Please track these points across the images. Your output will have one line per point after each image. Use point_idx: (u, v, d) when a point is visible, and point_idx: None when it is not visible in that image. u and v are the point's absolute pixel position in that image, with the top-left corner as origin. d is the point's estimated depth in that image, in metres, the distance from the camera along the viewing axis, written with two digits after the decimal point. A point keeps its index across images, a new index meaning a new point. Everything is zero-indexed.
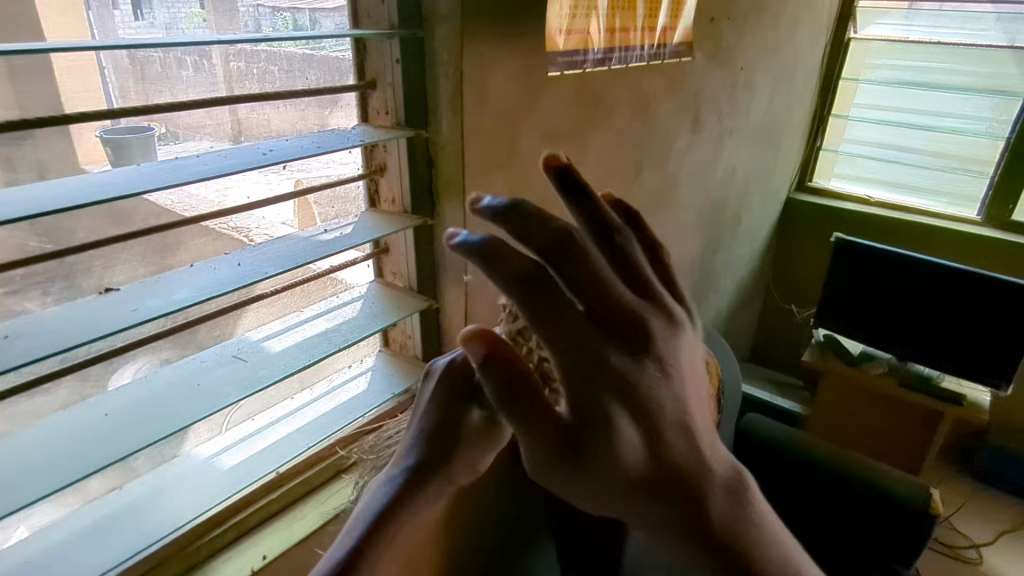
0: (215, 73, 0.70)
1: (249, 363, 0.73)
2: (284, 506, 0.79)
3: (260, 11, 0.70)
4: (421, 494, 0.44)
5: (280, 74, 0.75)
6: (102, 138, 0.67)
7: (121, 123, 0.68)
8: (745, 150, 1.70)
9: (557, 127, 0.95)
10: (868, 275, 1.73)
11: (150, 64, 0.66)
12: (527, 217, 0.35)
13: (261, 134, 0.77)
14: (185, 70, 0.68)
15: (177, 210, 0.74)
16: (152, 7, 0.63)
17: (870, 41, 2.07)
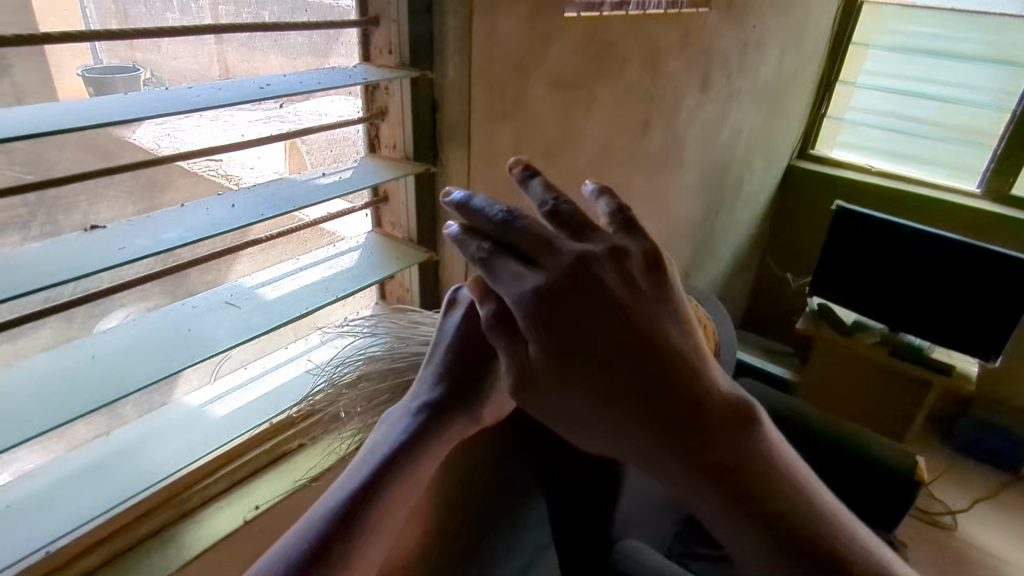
0: (202, 12, 0.65)
1: (243, 310, 0.71)
2: (278, 456, 0.77)
3: None
4: (438, 430, 0.48)
5: (272, 16, 0.70)
6: (84, 77, 0.62)
7: (105, 62, 0.63)
8: (751, 113, 1.66)
9: (566, 76, 0.91)
10: (867, 245, 1.70)
11: (133, 2, 0.61)
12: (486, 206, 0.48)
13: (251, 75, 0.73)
14: (170, 11, 0.63)
15: (162, 153, 0.70)
16: None
17: (882, 5, 2.01)
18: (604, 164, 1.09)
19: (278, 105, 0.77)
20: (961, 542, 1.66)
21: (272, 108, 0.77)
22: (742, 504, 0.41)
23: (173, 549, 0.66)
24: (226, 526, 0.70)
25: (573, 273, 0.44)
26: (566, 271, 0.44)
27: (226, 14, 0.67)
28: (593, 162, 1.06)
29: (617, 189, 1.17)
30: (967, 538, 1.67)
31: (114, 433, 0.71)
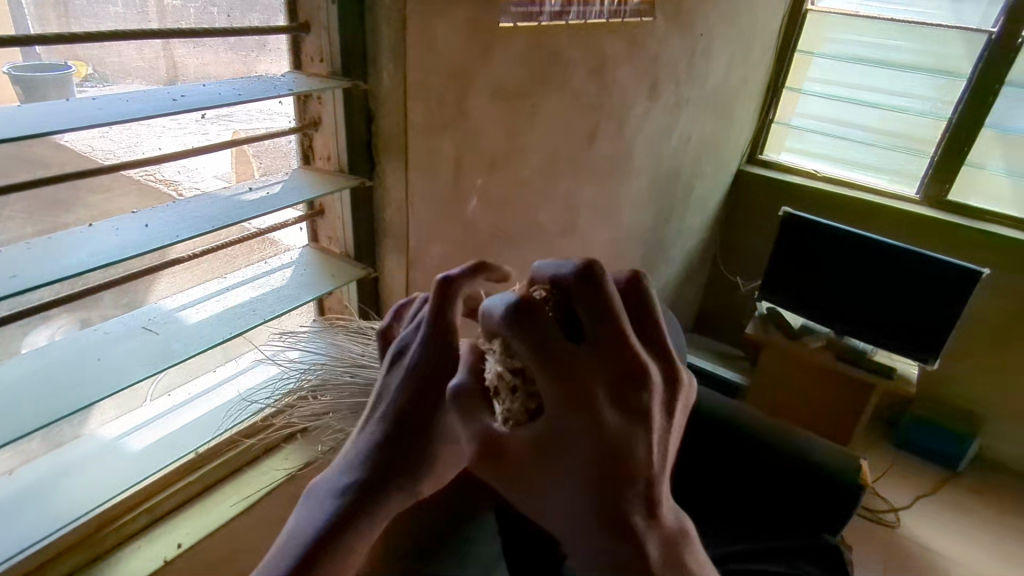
0: (148, 10, 0.61)
1: (161, 335, 0.66)
2: (204, 488, 0.73)
3: None
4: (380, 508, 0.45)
5: (221, 16, 0.66)
6: (10, 75, 0.56)
7: (38, 58, 0.57)
8: (700, 120, 1.67)
9: (509, 84, 0.88)
10: (813, 250, 1.73)
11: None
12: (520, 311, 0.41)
13: (199, 76, 0.69)
14: (113, 5, 0.58)
15: (96, 158, 0.64)
16: None
17: (825, 14, 2.05)
18: (550, 173, 1.07)
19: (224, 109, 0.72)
20: (903, 539, 1.71)
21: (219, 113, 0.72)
22: None
23: None
24: (143, 568, 0.64)
25: (622, 373, 0.41)
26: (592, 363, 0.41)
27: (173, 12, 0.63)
28: (538, 172, 1.04)
29: (564, 198, 1.15)
30: (908, 535, 1.72)
31: (20, 470, 0.65)
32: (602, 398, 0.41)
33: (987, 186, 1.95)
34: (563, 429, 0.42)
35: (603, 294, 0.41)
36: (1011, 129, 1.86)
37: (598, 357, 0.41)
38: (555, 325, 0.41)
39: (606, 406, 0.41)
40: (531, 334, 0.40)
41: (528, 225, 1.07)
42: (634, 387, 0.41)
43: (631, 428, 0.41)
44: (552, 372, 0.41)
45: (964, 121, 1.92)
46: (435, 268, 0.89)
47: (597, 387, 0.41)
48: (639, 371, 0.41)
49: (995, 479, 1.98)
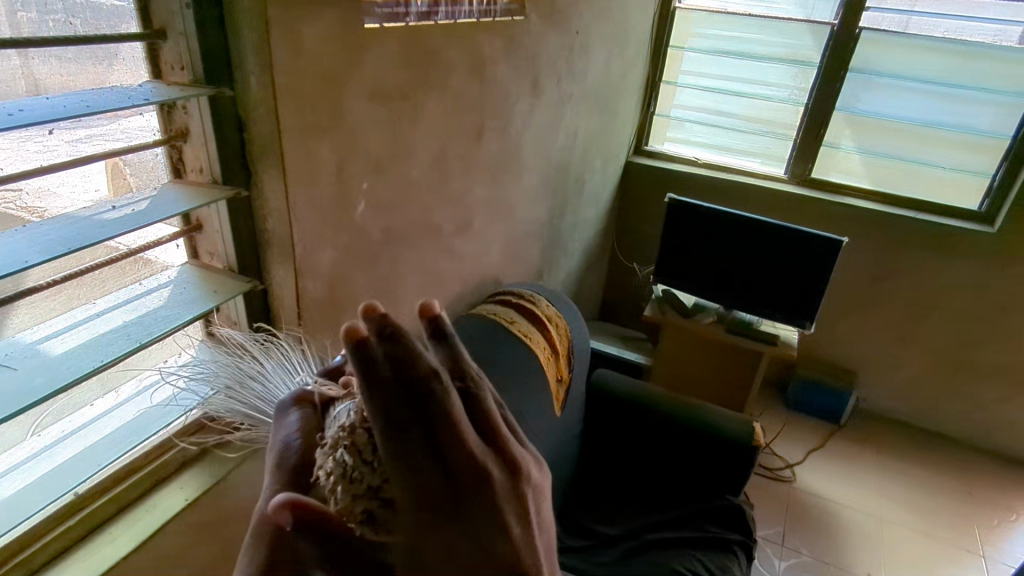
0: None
1: (21, 371, 0.61)
2: (88, 531, 0.67)
3: None
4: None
5: (84, 26, 0.63)
6: None
7: None
8: (584, 115, 1.73)
9: (386, 86, 0.88)
10: (698, 232, 1.84)
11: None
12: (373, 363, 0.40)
13: (59, 88, 0.63)
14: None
15: None
16: None
17: (691, 11, 2.18)
18: (439, 173, 1.08)
19: (86, 125, 0.67)
20: (799, 492, 1.85)
21: (82, 130, 0.66)
22: None
23: None
24: None
25: (458, 468, 0.41)
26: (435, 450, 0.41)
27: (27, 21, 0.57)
28: (427, 173, 1.04)
29: (455, 197, 1.16)
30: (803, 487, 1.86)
31: None
32: (446, 489, 0.41)
33: (843, 162, 2.15)
34: (425, 549, 0.40)
35: (431, 396, 0.41)
36: (857, 111, 2.07)
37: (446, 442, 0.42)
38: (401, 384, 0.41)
39: (452, 509, 0.41)
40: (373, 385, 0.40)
41: (421, 225, 1.07)
42: (472, 487, 0.42)
43: (477, 512, 0.42)
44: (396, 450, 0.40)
45: (818, 106, 2.10)
46: (327, 274, 0.88)
47: (442, 498, 0.41)
48: (475, 465, 0.42)
49: (871, 426, 2.19)
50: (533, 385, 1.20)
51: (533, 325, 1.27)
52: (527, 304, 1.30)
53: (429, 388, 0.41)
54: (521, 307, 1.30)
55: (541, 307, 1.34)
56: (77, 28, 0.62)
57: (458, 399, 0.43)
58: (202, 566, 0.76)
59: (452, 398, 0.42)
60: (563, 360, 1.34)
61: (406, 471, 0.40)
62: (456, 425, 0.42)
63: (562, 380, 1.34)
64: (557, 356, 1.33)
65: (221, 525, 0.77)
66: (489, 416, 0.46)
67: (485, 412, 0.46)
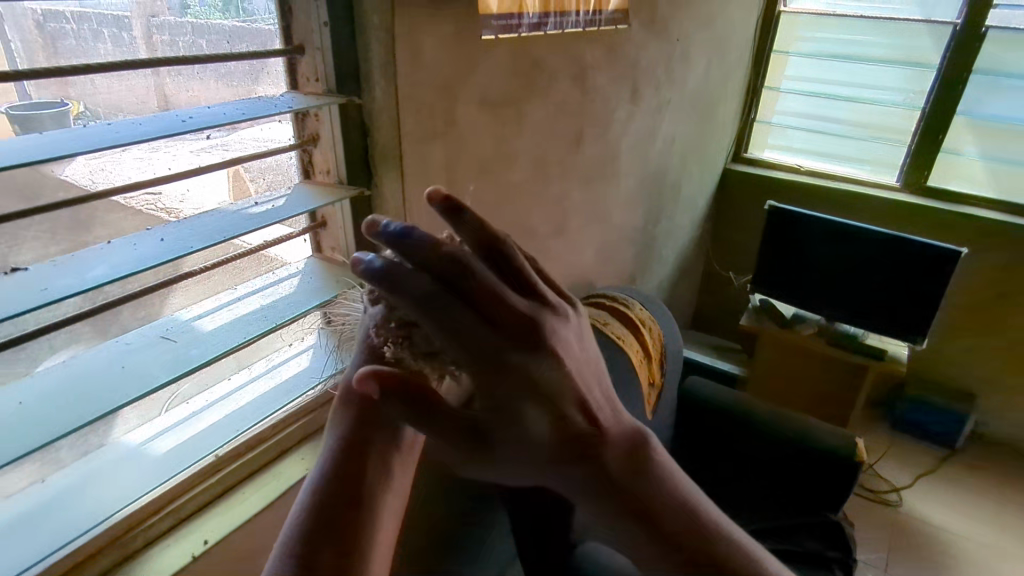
0: (137, 44, 0.64)
1: (180, 344, 0.70)
2: (226, 490, 0.76)
3: None
4: (362, 454, 0.46)
5: (210, 47, 0.70)
6: (9, 114, 0.60)
7: (34, 98, 0.61)
8: (682, 121, 1.72)
9: (493, 94, 0.93)
10: (799, 241, 1.78)
11: (64, 37, 0.59)
12: (417, 244, 0.40)
13: (190, 101, 0.72)
14: (102, 44, 0.62)
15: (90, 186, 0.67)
16: None
17: (797, 15, 2.12)
18: (539, 177, 1.12)
19: (211, 134, 0.75)
20: (906, 518, 1.74)
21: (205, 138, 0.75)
22: (631, 512, 0.47)
23: None
24: (170, 566, 0.67)
25: (518, 345, 0.43)
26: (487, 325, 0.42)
27: (160, 44, 0.66)
28: (528, 176, 1.09)
29: (554, 200, 1.19)
30: (911, 514, 1.75)
31: (51, 480, 0.67)
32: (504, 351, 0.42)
33: (963, 170, 2.01)
34: (501, 405, 0.44)
35: (467, 281, 0.40)
36: (981, 115, 1.93)
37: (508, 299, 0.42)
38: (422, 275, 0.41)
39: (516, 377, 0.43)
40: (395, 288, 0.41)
41: (520, 226, 1.12)
42: (531, 343, 0.43)
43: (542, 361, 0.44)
44: (449, 330, 0.41)
45: (937, 110, 1.98)
46: None
47: (503, 355, 0.43)
48: (529, 324, 0.43)
49: (992, 454, 2.02)
50: (625, 386, 1.22)
51: (626, 328, 1.29)
52: (621, 307, 1.32)
53: (458, 273, 0.40)
54: (615, 309, 1.31)
55: (634, 310, 1.35)
56: (205, 48, 0.70)
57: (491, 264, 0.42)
58: None
59: (482, 274, 0.41)
60: (655, 364, 1.34)
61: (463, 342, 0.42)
62: (499, 297, 0.42)
63: (653, 385, 1.34)
64: (650, 360, 1.33)
65: None
66: (523, 270, 0.44)
67: (519, 266, 0.44)
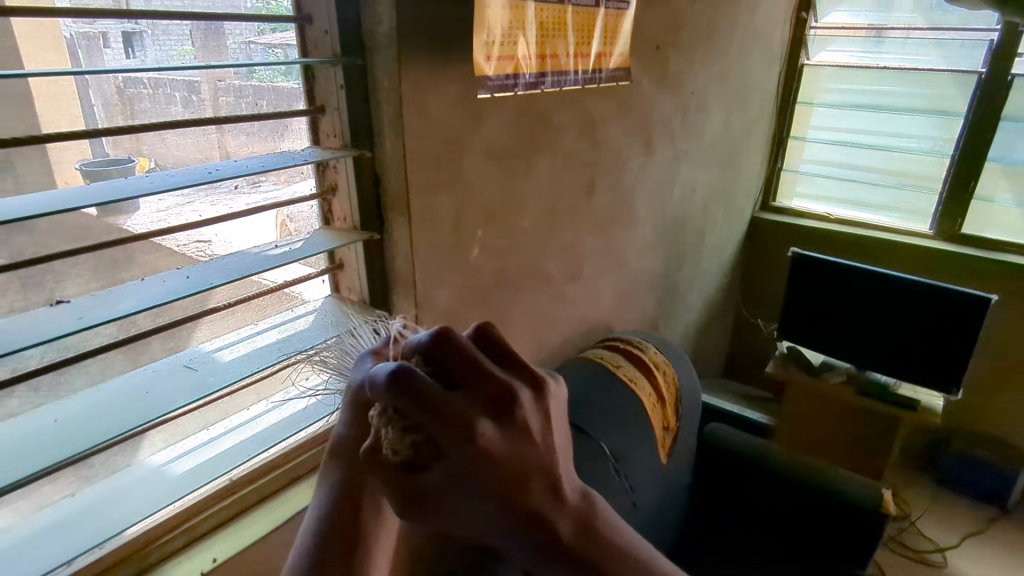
0: (205, 103, 0.75)
1: (200, 372, 0.77)
2: (237, 512, 0.81)
3: (252, 46, 0.78)
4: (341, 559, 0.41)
5: (268, 106, 0.81)
6: (82, 170, 0.70)
7: (107, 154, 0.72)
8: (702, 170, 1.76)
9: (500, 147, 1.00)
10: (825, 287, 1.77)
11: (140, 99, 0.71)
12: (405, 383, 0.37)
13: (245, 151, 0.82)
14: (174, 105, 0.74)
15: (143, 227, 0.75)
16: (145, 46, 0.69)
17: (820, 68, 2.16)
18: (549, 224, 1.17)
19: (234, 184, 0.83)
20: None
21: (229, 188, 0.83)
22: None
23: None
24: None
25: (498, 486, 0.36)
26: (464, 467, 0.36)
27: (223, 105, 0.77)
28: (537, 223, 1.14)
29: (565, 246, 1.24)
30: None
31: (81, 494, 0.74)
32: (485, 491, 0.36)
33: (999, 217, 1.97)
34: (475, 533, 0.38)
35: (458, 424, 0.36)
36: (1013, 161, 1.90)
37: (496, 440, 0.37)
38: (420, 407, 0.36)
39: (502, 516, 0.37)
40: (407, 405, 0.36)
41: (531, 270, 1.16)
42: (514, 480, 0.37)
43: (531, 491, 0.38)
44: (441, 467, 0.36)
45: (968, 157, 1.96)
46: (443, 310, 0.99)
47: (479, 492, 0.36)
48: (512, 467, 0.37)
49: None
50: (635, 428, 1.23)
51: (639, 372, 1.31)
52: (634, 350, 1.34)
53: (446, 418, 0.36)
54: (628, 352, 1.34)
55: (649, 353, 1.37)
56: (265, 108, 0.80)
57: (503, 397, 0.39)
58: None
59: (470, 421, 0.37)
60: (669, 407, 1.35)
61: (450, 479, 0.36)
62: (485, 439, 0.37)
63: (668, 429, 1.35)
64: (664, 404, 1.34)
65: None
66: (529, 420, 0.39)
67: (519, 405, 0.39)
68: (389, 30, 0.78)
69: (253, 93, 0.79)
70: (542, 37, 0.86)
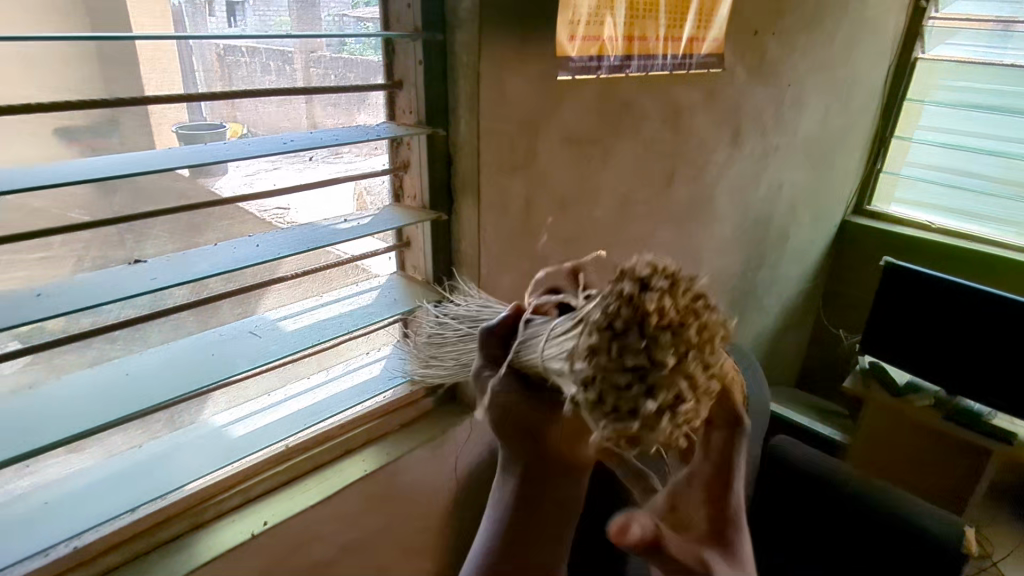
0: (295, 73, 0.75)
1: (263, 339, 0.78)
2: (290, 479, 0.83)
3: (345, 19, 0.79)
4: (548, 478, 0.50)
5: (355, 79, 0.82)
6: (178, 133, 0.71)
7: (203, 120, 0.73)
8: (793, 168, 1.66)
9: (579, 132, 0.96)
10: (918, 301, 1.63)
11: (238, 67, 0.71)
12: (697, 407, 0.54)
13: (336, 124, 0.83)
14: (268, 75, 0.73)
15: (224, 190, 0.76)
16: (245, 14, 0.70)
17: (936, 62, 1.98)
18: (623, 215, 1.13)
19: (309, 154, 0.82)
20: None
21: (304, 158, 0.82)
22: None
23: (182, 557, 0.71)
24: (232, 540, 0.74)
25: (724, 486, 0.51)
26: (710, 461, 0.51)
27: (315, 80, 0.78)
28: (611, 213, 1.10)
29: (638, 239, 1.19)
30: None
31: (145, 447, 0.77)
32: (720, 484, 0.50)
33: None
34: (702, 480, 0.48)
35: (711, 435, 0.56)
36: None
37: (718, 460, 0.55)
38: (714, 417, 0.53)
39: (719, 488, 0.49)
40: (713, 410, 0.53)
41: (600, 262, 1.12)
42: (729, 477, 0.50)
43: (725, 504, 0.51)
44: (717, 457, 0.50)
45: None
46: (506, 295, 0.97)
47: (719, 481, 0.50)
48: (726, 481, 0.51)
49: None
50: None
51: None
52: None
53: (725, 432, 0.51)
54: None
55: None
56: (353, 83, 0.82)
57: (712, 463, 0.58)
58: (366, 533, 0.89)
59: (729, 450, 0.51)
60: None
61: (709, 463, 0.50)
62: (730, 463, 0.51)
63: None
64: None
65: (388, 500, 0.90)
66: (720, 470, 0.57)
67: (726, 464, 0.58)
68: (472, 5, 0.76)
69: (342, 69, 0.81)
70: (631, 18, 0.81)
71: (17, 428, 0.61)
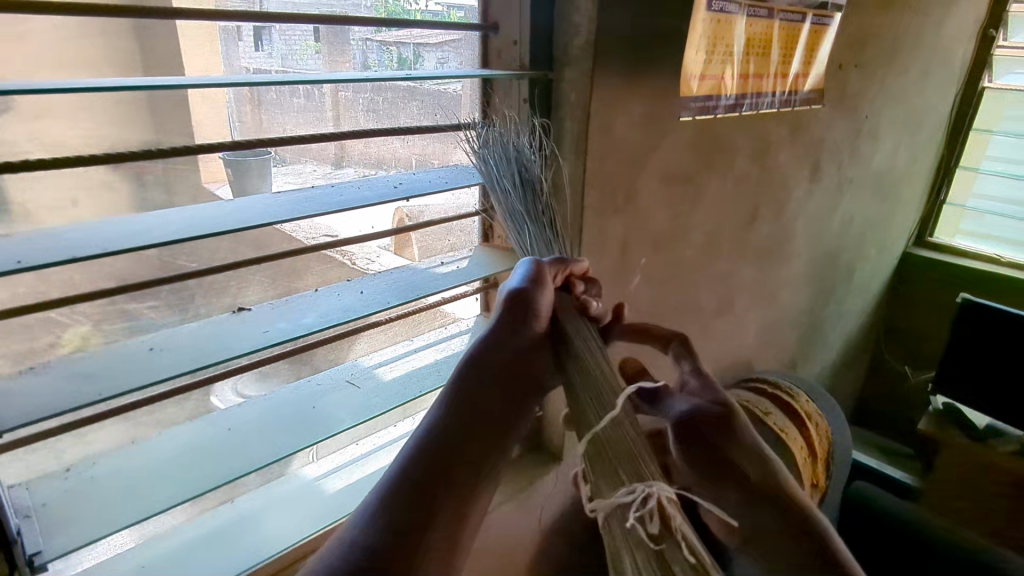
0: (324, 103, 0.70)
1: (362, 390, 0.74)
2: None
3: (370, 43, 0.68)
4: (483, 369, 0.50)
5: (386, 105, 0.73)
6: (223, 160, 0.69)
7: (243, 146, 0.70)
8: (864, 201, 1.61)
9: (676, 170, 0.92)
10: (996, 339, 1.54)
11: (267, 92, 0.66)
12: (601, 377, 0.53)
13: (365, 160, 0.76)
14: (296, 97, 0.68)
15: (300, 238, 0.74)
16: (272, 37, 0.62)
17: (1005, 92, 1.91)
18: (710, 253, 1.08)
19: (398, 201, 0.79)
20: None
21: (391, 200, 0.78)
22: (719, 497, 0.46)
23: None
24: None
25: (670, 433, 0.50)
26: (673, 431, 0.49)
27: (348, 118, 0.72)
28: (699, 252, 1.05)
29: (720, 279, 1.15)
30: None
31: (238, 501, 0.74)
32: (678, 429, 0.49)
33: None
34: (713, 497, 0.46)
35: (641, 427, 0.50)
36: None
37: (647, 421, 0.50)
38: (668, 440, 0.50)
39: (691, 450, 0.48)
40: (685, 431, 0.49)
41: (683, 301, 1.07)
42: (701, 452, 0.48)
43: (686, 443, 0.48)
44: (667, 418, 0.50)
45: None
46: None
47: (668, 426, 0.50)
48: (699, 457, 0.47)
49: None
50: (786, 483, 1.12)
51: (793, 423, 1.18)
52: (785, 396, 1.22)
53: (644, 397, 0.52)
54: (777, 397, 1.22)
55: (800, 402, 1.24)
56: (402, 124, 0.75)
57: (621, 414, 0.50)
58: None
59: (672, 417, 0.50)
60: (821, 464, 1.21)
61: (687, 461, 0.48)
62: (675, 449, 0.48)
63: (818, 486, 1.22)
64: (816, 459, 1.20)
65: None
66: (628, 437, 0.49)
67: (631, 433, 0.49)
68: (585, 43, 0.73)
69: (386, 109, 0.73)
70: None
71: (127, 488, 0.58)
